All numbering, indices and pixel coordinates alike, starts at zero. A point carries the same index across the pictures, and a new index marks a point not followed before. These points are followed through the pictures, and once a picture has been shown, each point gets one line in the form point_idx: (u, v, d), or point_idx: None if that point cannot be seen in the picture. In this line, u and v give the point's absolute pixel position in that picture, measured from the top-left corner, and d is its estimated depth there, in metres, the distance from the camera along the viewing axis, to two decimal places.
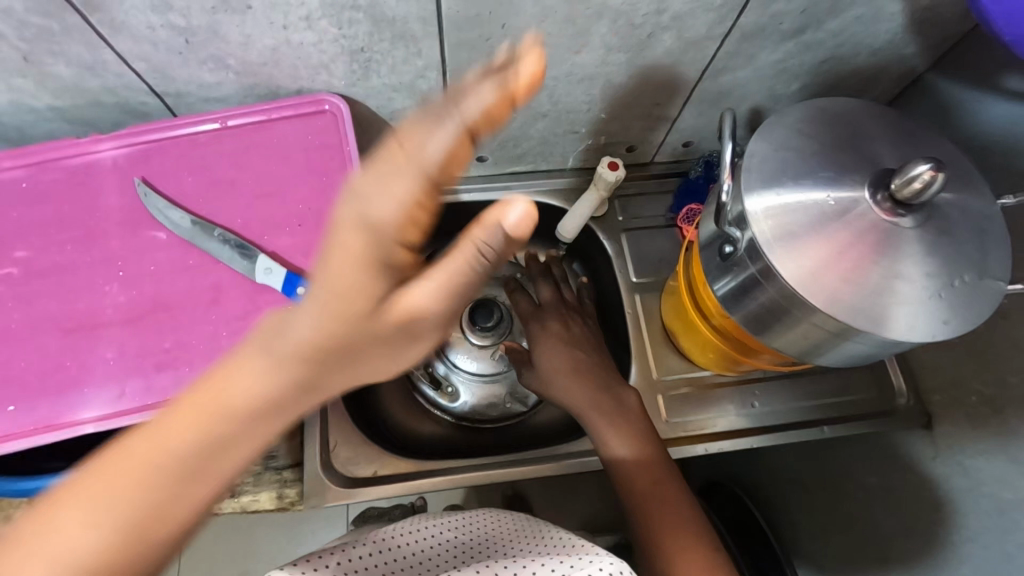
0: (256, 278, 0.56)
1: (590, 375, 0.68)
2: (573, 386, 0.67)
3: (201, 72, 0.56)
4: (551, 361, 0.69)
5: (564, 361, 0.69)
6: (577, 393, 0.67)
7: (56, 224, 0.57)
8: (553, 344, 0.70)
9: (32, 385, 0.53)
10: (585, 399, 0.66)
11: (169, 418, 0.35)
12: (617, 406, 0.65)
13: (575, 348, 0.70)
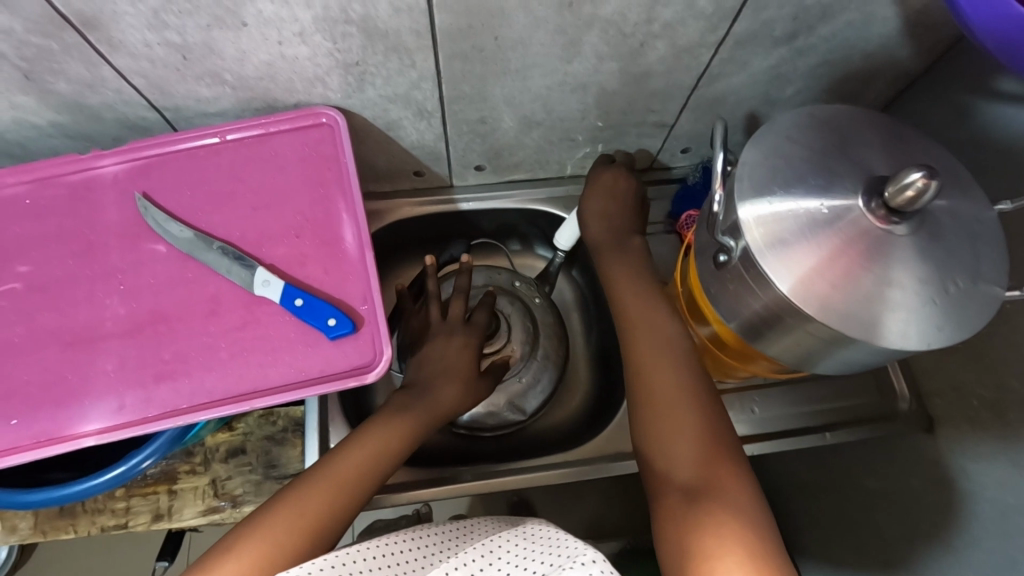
0: (254, 290, 0.57)
1: (618, 220, 0.72)
2: (599, 227, 0.72)
3: (199, 87, 0.57)
4: (591, 204, 0.73)
5: (599, 204, 0.73)
6: (597, 234, 0.72)
7: (58, 239, 0.58)
8: (600, 189, 0.74)
9: (35, 396, 0.53)
10: (603, 237, 0.71)
11: (307, 495, 0.50)
12: (620, 248, 0.70)
13: (615, 203, 0.73)
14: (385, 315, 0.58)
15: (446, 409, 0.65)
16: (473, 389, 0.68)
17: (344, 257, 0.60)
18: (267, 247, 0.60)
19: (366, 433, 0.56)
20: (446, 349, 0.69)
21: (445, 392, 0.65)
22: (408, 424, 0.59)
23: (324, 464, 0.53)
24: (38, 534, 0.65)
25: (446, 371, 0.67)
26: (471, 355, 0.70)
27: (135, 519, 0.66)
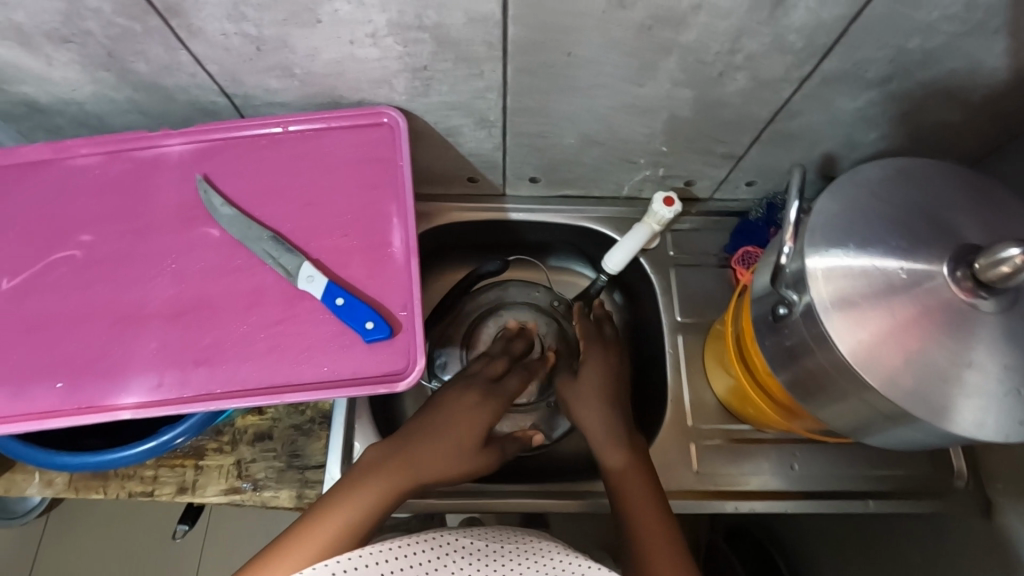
0: (298, 284, 0.57)
1: (617, 389, 0.69)
2: (592, 411, 0.67)
3: (269, 79, 0.58)
4: (590, 364, 0.70)
5: (602, 364, 0.70)
6: (589, 382, 0.69)
7: (120, 212, 0.60)
8: (593, 361, 0.70)
9: (79, 365, 0.55)
10: (592, 383, 0.69)
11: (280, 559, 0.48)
12: (614, 402, 0.67)
13: (606, 376, 0.69)
14: (423, 324, 0.57)
15: (446, 461, 0.58)
16: (465, 451, 0.58)
17: (387, 260, 0.59)
18: (313, 242, 0.59)
19: (347, 493, 0.53)
20: (451, 395, 0.62)
21: (430, 447, 0.57)
22: (392, 483, 0.55)
23: (294, 528, 0.51)
24: (71, 491, 0.68)
25: (450, 414, 0.60)
26: (471, 404, 0.61)
27: (161, 489, 0.68)
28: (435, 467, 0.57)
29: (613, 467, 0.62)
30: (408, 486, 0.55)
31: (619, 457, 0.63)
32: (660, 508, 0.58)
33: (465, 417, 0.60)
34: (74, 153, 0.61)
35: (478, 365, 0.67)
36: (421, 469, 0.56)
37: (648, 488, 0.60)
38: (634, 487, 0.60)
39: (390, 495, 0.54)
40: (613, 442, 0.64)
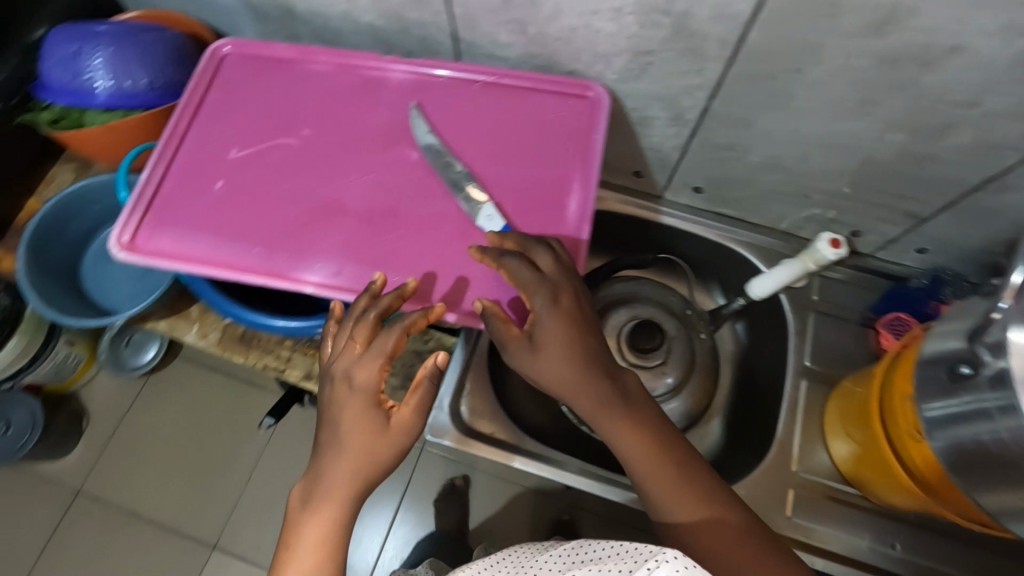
0: (478, 221, 0.61)
1: (586, 347, 0.53)
2: (582, 394, 0.53)
3: (502, 31, 0.63)
4: (543, 329, 0.53)
5: (559, 327, 0.53)
6: (552, 372, 0.52)
7: (338, 118, 0.67)
8: (552, 334, 0.52)
9: (275, 236, 0.62)
10: (556, 363, 0.52)
11: None
12: (588, 368, 0.53)
13: (568, 343, 0.53)
14: None
15: (363, 461, 0.51)
16: (376, 442, 0.51)
17: (560, 221, 0.62)
18: (496, 187, 0.63)
19: (297, 538, 0.50)
20: (328, 400, 0.53)
21: (340, 472, 0.50)
22: (329, 513, 0.50)
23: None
24: (218, 348, 0.76)
25: (332, 417, 0.52)
26: (350, 405, 0.51)
27: (290, 370, 0.75)
28: (359, 474, 0.50)
29: (627, 445, 0.54)
30: (338, 504, 0.50)
31: (624, 429, 0.53)
32: (693, 486, 0.53)
33: (359, 419, 0.51)
34: (314, 59, 0.69)
35: (348, 354, 0.53)
36: (346, 484, 0.50)
37: (673, 479, 0.53)
38: (652, 461, 0.53)
39: (330, 521, 0.50)
40: (615, 418, 0.54)
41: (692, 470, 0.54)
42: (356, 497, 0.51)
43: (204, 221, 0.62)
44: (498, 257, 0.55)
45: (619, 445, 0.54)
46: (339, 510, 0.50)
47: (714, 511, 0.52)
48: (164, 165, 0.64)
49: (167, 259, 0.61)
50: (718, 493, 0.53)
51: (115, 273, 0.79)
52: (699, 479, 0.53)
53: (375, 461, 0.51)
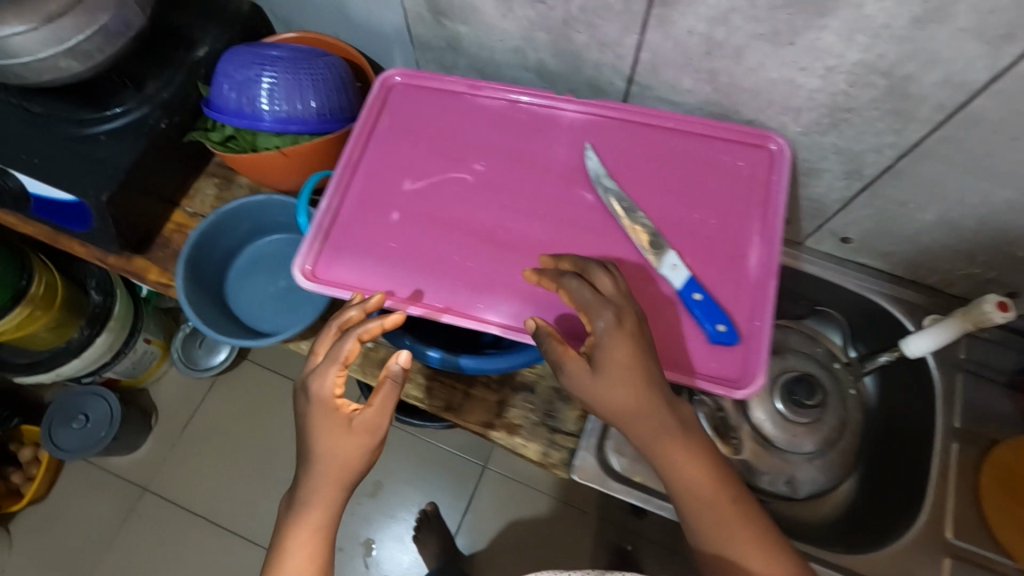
0: (661, 269, 0.59)
1: (648, 368, 0.51)
2: (634, 417, 0.51)
3: (687, 78, 0.63)
4: (608, 355, 0.50)
5: (623, 352, 0.50)
6: (618, 401, 0.50)
7: (511, 154, 0.67)
8: (614, 351, 0.50)
9: (455, 272, 0.62)
10: (626, 395, 0.50)
11: None
12: (654, 395, 0.51)
13: (631, 364, 0.50)
14: (768, 343, 0.58)
15: (331, 467, 0.54)
16: (346, 457, 0.54)
17: (742, 272, 0.61)
18: (674, 233, 0.63)
19: (291, 549, 0.54)
20: (303, 416, 0.55)
21: (326, 484, 0.54)
22: (315, 520, 0.54)
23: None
24: (359, 373, 0.76)
25: (304, 426, 0.55)
26: (324, 424, 0.54)
27: (430, 399, 0.75)
28: (322, 478, 0.54)
29: (685, 471, 0.52)
30: (321, 513, 0.54)
31: (668, 451, 0.52)
32: (742, 530, 0.51)
33: (338, 437, 0.54)
34: (485, 93, 0.70)
35: (341, 380, 0.55)
36: (319, 491, 0.54)
37: (722, 520, 0.52)
38: (708, 497, 0.52)
39: (317, 534, 0.54)
40: (665, 446, 0.52)
41: (743, 508, 0.52)
42: (337, 504, 0.55)
43: (383, 253, 0.63)
44: (560, 280, 0.55)
45: (661, 464, 0.53)
46: (321, 521, 0.54)
47: (759, 555, 0.51)
48: (341, 194, 0.65)
49: (348, 290, 0.61)
50: (755, 527, 0.52)
51: (256, 294, 0.79)
52: (755, 524, 0.52)
53: (327, 462, 0.54)
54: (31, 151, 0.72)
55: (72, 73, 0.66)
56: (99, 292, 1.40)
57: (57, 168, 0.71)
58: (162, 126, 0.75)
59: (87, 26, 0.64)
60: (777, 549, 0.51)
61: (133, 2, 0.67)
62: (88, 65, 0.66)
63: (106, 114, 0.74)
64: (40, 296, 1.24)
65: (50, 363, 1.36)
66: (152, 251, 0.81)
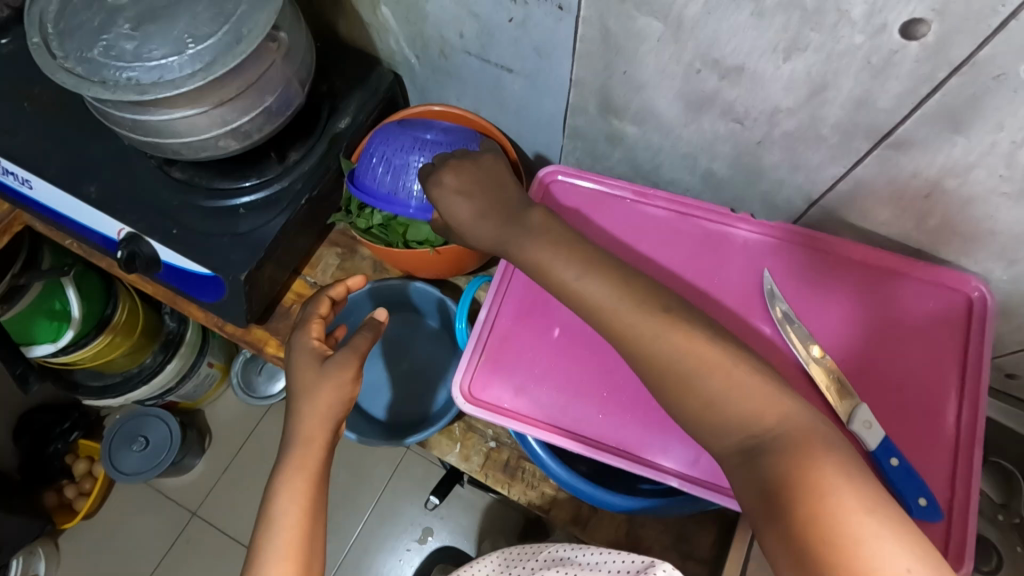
0: (852, 425, 0.54)
1: (487, 187, 0.56)
2: (479, 228, 0.55)
3: (887, 213, 0.58)
4: (458, 209, 0.56)
5: (462, 178, 0.57)
6: (459, 216, 0.56)
7: (679, 272, 0.63)
8: (446, 186, 0.56)
9: (620, 405, 0.57)
10: (467, 219, 0.55)
11: None
12: (450, 186, 0.56)
13: (461, 185, 0.57)
14: (975, 525, 0.52)
15: (323, 412, 0.53)
16: (323, 400, 0.53)
17: (941, 436, 0.55)
18: (862, 381, 0.57)
19: (276, 497, 0.50)
20: (292, 360, 0.57)
21: (315, 414, 0.53)
22: (305, 470, 0.51)
23: (250, 573, 0.48)
24: (482, 474, 0.72)
25: (294, 372, 0.56)
26: (302, 359, 0.57)
27: (555, 510, 0.71)
28: (311, 416, 0.53)
29: (642, 334, 0.46)
30: (309, 455, 0.52)
31: (524, 244, 0.51)
32: (743, 409, 0.43)
33: (311, 372, 0.55)
34: (652, 202, 0.66)
35: (311, 322, 0.60)
36: (305, 441, 0.52)
37: (710, 404, 0.44)
38: (668, 351, 0.45)
39: (299, 485, 0.50)
40: (520, 242, 0.52)
41: (715, 377, 0.44)
42: (325, 449, 0.53)
43: (541, 375, 0.59)
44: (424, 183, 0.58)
45: (523, 261, 0.52)
46: (297, 459, 0.51)
47: (783, 436, 0.41)
48: (497, 305, 0.61)
49: (508, 417, 0.57)
50: (700, 382, 0.44)
51: (379, 381, 0.78)
52: (725, 384, 0.44)
53: (333, 414, 0.54)
54: (173, 221, 0.69)
55: (229, 151, 0.64)
56: (174, 319, 1.36)
57: (197, 240, 0.69)
58: (302, 202, 0.71)
59: (254, 109, 0.61)
60: (768, 410, 0.42)
61: (298, 82, 0.64)
62: (245, 143, 0.64)
63: (240, 186, 0.71)
64: (122, 323, 1.19)
65: (121, 388, 1.32)
66: (272, 321, 0.78)
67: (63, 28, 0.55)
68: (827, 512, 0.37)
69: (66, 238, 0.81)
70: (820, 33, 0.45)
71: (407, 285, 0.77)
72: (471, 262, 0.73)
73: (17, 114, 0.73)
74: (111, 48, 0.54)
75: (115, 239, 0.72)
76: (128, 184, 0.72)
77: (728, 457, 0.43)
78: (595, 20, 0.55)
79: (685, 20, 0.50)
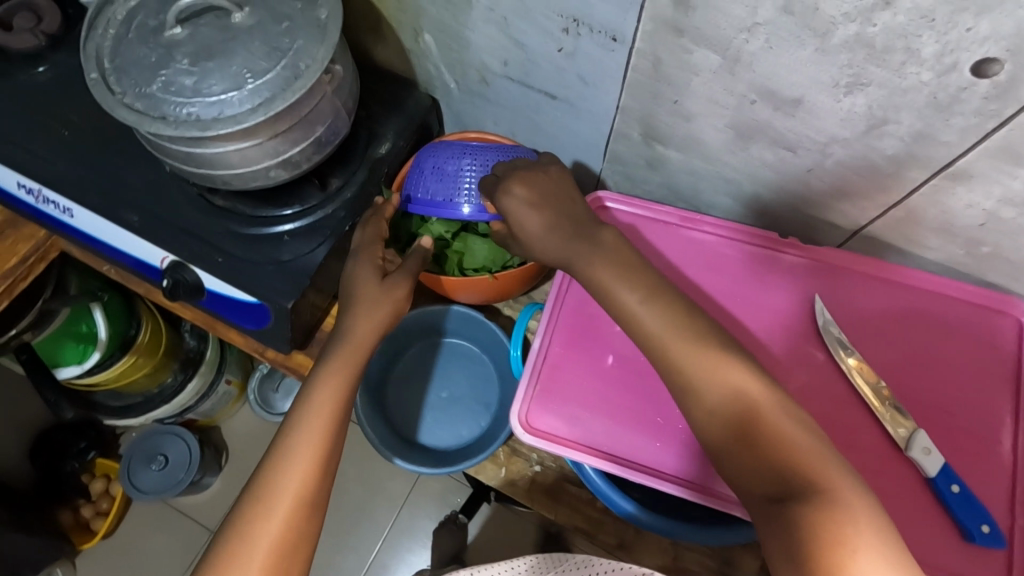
0: (912, 452, 0.54)
1: (560, 199, 0.55)
2: (547, 242, 0.53)
3: (936, 240, 0.59)
4: (529, 217, 0.53)
5: (534, 187, 0.54)
6: (528, 226, 0.53)
7: (729, 298, 0.63)
8: (518, 193, 0.54)
9: (678, 433, 0.58)
10: (537, 230, 0.53)
11: (285, 481, 0.49)
12: (520, 192, 0.54)
13: (534, 193, 0.54)
14: None
15: (372, 319, 0.58)
16: (375, 310, 0.58)
17: (999, 460, 0.55)
18: (918, 407, 0.57)
19: (309, 396, 0.53)
20: (351, 267, 0.62)
21: (363, 319, 0.57)
22: (345, 372, 0.55)
23: (270, 461, 0.50)
24: (527, 499, 0.71)
25: (348, 277, 0.61)
26: (357, 266, 0.61)
27: (601, 535, 0.70)
28: (360, 317, 0.58)
29: (695, 370, 0.46)
30: (354, 354, 0.56)
31: (592, 262, 0.51)
32: (783, 459, 0.41)
33: (370, 278, 0.60)
34: (699, 227, 0.67)
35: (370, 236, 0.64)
36: (353, 341, 0.56)
37: (746, 444, 0.43)
38: (715, 389, 0.45)
39: (338, 386, 0.54)
40: (588, 263, 0.51)
41: (762, 423, 0.43)
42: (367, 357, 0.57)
43: (597, 404, 0.59)
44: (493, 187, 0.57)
45: (586, 281, 0.51)
46: (343, 353, 0.56)
47: (823, 493, 0.39)
48: (550, 335, 0.62)
49: (567, 447, 0.58)
50: (743, 424, 0.43)
51: (420, 407, 0.78)
52: (772, 431, 0.43)
53: (380, 323, 0.58)
54: (217, 249, 0.69)
55: (278, 180, 0.64)
56: (194, 336, 1.28)
57: (242, 269, 0.68)
58: (347, 229, 0.71)
59: (304, 140, 0.62)
60: (810, 461, 0.41)
61: (345, 112, 0.65)
62: (293, 173, 0.64)
63: (282, 214, 0.71)
64: (146, 343, 1.15)
65: (142, 407, 1.27)
66: (312, 347, 0.77)
67: (120, 63, 0.55)
68: (842, 563, 0.36)
69: (104, 264, 0.80)
70: (885, 69, 0.45)
71: (449, 310, 0.77)
72: (515, 292, 0.74)
73: (56, 142, 0.73)
74: (169, 84, 0.54)
75: (159, 267, 0.72)
76: (169, 211, 0.71)
77: (756, 494, 0.42)
78: (648, 52, 0.55)
79: (745, 54, 0.50)
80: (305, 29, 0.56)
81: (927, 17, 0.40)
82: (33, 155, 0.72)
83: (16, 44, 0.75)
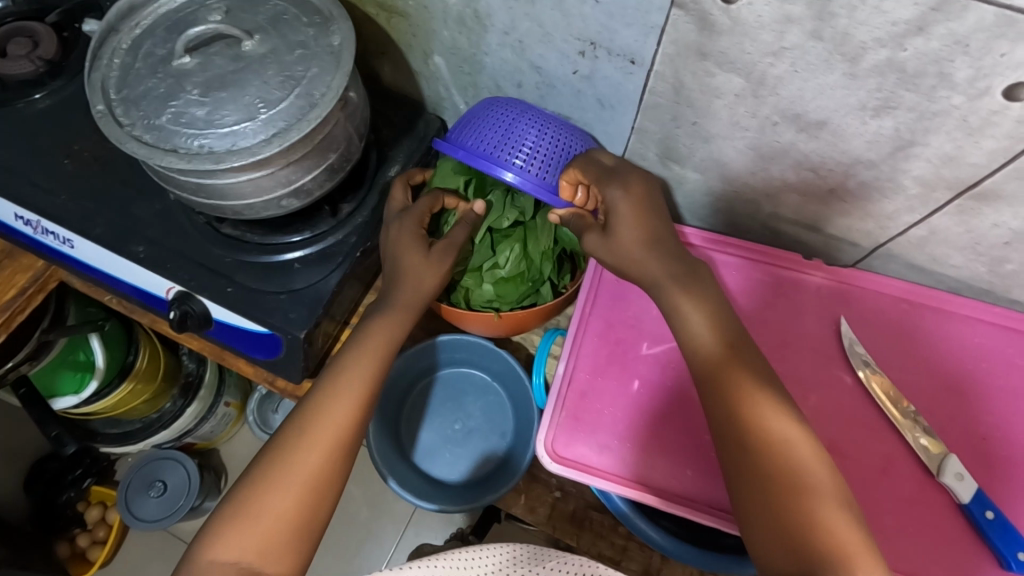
0: (943, 477, 0.54)
1: (661, 219, 0.52)
2: (637, 257, 0.50)
3: (960, 258, 0.58)
4: (627, 226, 0.51)
5: (640, 203, 0.52)
6: (628, 239, 0.51)
7: (755, 320, 0.63)
8: (625, 205, 0.52)
9: (707, 460, 0.57)
10: (632, 246, 0.51)
11: (334, 407, 0.52)
12: (625, 196, 0.52)
13: (639, 208, 0.52)
14: None
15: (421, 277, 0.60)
16: (428, 269, 0.60)
17: None
18: (949, 430, 0.57)
19: (361, 338, 0.57)
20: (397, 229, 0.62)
21: (419, 272, 0.60)
22: (393, 317, 0.59)
23: (321, 390, 0.53)
24: (549, 526, 0.70)
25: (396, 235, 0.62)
26: (404, 224, 0.63)
27: (626, 562, 0.69)
28: (411, 275, 0.60)
29: (736, 409, 0.44)
30: (403, 303, 0.59)
31: (676, 294, 0.49)
32: (815, 535, 0.38)
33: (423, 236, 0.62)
34: (722, 248, 0.66)
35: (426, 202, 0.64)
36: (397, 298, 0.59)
37: (773, 501, 0.40)
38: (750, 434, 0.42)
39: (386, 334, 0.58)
40: (671, 295, 0.49)
41: (798, 485, 0.40)
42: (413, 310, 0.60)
43: (625, 433, 0.58)
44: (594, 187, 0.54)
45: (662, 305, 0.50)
46: (396, 302, 0.59)
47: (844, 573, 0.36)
48: (574, 361, 0.61)
49: (594, 475, 0.56)
50: (778, 480, 0.40)
51: (435, 438, 0.77)
52: (814, 512, 0.39)
53: (430, 280, 0.60)
54: (225, 278, 0.67)
55: (290, 210, 0.63)
56: (192, 359, 1.24)
57: (253, 297, 0.67)
58: (358, 254, 0.69)
59: (317, 167, 0.60)
60: (840, 542, 0.38)
61: (357, 137, 0.63)
62: (305, 201, 0.63)
63: (291, 241, 0.69)
64: (144, 370, 1.12)
65: (141, 434, 1.23)
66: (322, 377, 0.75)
67: (128, 95, 0.54)
68: None
69: (105, 294, 0.78)
70: (916, 93, 0.45)
71: (459, 339, 0.76)
72: (530, 325, 0.72)
73: (57, 173, 0.71)
74: (180, 115, 0.53)
75: (165, 297, 0.70)
76: (176, 241, 0.69)
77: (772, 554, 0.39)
78: (669, 75, 0.54)
79: (769, 77, 0.50)
80: (320, 57, 0.55)
81: (962, 42, 0.41)
82: (32, 186, 0.70)
83: (14, 71, 0.73)
